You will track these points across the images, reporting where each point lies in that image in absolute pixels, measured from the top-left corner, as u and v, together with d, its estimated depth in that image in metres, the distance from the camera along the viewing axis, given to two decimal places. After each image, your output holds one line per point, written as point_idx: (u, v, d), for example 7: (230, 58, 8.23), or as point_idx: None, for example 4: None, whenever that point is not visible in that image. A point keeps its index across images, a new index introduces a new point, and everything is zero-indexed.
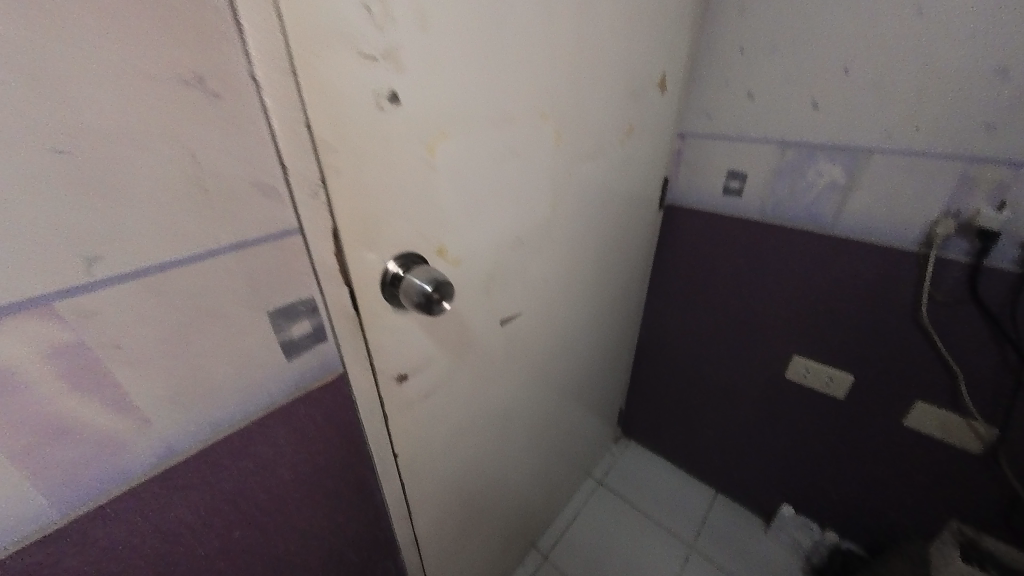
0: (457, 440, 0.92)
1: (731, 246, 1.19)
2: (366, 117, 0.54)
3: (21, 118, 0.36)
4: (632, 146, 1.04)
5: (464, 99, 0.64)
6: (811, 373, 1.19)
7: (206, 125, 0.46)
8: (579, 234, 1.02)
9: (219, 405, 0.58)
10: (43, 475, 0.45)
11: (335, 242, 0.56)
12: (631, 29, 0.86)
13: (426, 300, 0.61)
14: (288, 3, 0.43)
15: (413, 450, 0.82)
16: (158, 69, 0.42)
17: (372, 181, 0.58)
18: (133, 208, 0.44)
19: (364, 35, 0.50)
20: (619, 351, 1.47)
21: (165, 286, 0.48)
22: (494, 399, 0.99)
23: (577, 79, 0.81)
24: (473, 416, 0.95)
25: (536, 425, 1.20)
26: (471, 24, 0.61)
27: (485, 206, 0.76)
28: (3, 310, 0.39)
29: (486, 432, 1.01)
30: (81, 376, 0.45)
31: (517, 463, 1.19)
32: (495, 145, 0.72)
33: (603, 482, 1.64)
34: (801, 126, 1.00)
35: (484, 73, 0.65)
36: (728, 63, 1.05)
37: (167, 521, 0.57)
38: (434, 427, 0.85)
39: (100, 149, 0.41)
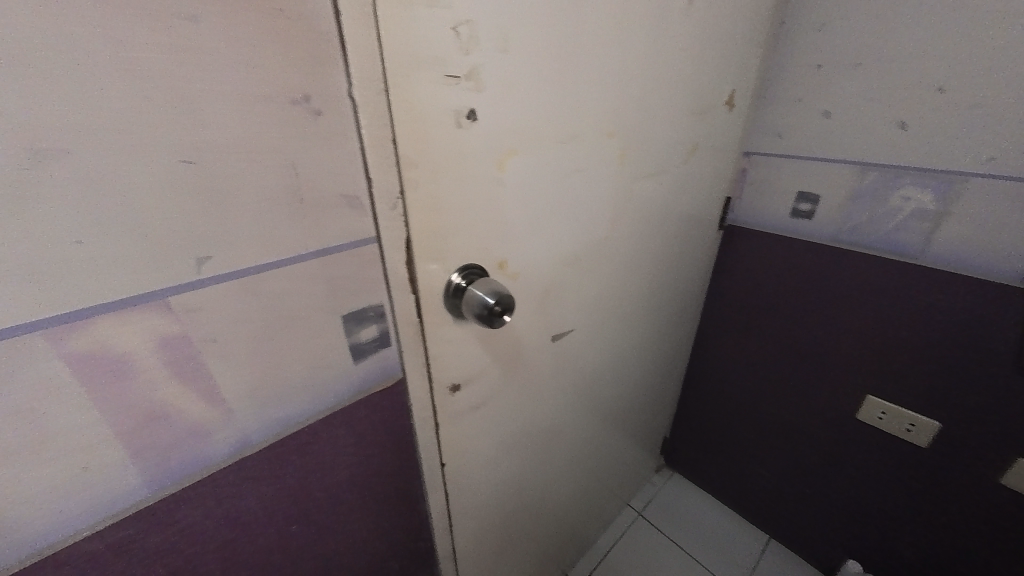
0: (501, 456, 0.91)
1: (800, 272, 1.11)
2: (445, 133, 0.55)
3: (161, 131, 0.41)
4: (696, 165, 1.00)
5: (535, 117, 0.65)
6: (889, 417, 1.07)
7: (307, 139, 0.50)
8: (636, 253, 0.99)
9: (291, 402, 0.61)
10: (142, 455, 0.49)
11: (407, 251, 0.57)
12: (703, 47, 0.84)
13: (487, 313, 0.61)
14: (386, 26, 0.46)
15: (460, 462, 0.81)
16: (273, 89, 0.46)
17: (446, 194, 0.59)
18: (239, 213, 0.48)
19: (450, 55, 0.52)
20: (669, 375, 1.41)
21: (257, 286, 0.52)
22: (540, 416, 0.97)
23: (645, 97, 0.80)
24: (519, 433, 0.93)
25: (579, 447, 1.16)
26: (547, 44, 0.61)
27: (547, 221, 0.75)
28: (126, 301, 0.44)
29: (530, 450, 0.99)
30: (181, 365, 0.49)
31: (557, 485, 1.15)
32: (562, 162, 0.72)
33: (644, 513, 1.56)
34: (889, 149, 0.93)
35: (556, 92, 0.66)
36: (804, 81, 1.00)
37: (237, 509, 0.60)
38: (481, 441, 0.84)
39: (218, 160, 0.45)
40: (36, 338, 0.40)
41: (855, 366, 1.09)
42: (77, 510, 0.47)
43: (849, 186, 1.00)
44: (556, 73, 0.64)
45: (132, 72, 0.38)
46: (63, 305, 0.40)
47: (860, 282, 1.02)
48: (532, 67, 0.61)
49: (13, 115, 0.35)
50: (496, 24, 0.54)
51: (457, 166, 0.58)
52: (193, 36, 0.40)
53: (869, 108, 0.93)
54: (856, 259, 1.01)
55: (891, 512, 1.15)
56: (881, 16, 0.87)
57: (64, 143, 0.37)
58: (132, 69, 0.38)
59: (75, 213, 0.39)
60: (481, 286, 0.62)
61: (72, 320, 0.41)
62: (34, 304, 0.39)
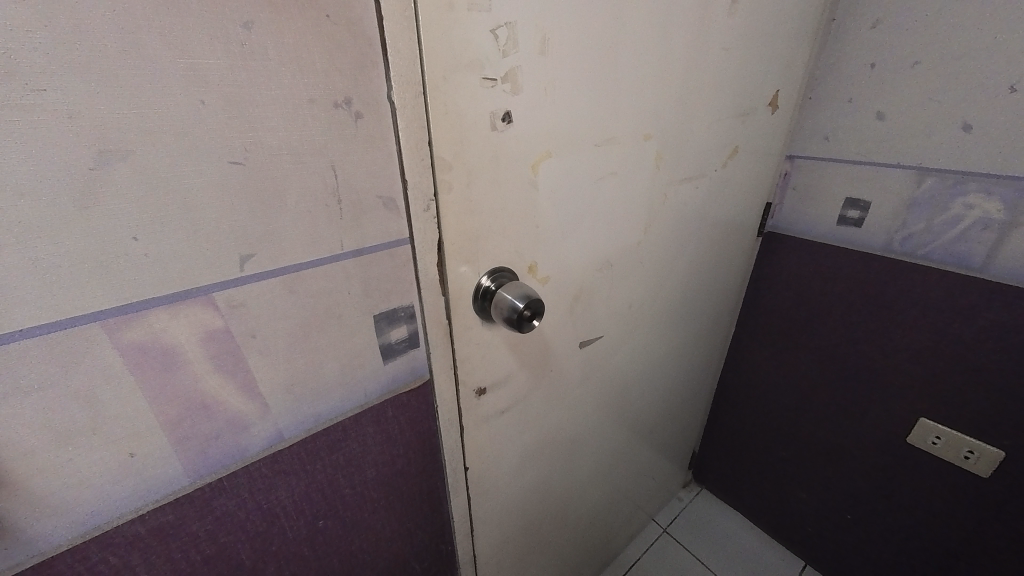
0: (526, 463, 0.90)
1: (847, 284, 1.05)
2: (481, 135, 0.55)
3: (213, 134, 0.43)
4: (735, 169, 0.96)
5: (571, 120, 0.64)
6: (945, 443, 0.99)
7: (347, 142, 0.51)
8: (670, 260, 0.96)
9: (324, 399, 0.62)
10: (184, 443, 0.51)
11: (439, 253, 0.57)
12: (746, 47, 0.81)
13: (517, 317, 0.60)
14: (427, 30, 0.46)
15: (484, 466, 0.81)
16: (317, 93, 0.47)
17: (480, 196, 0.58)
18: (281, 213, 0.49)
19: (488, 57, 0.52)
20: (700, 387, 1.36)
21: (295, 285, 0.53)
22: (566, 423, 0.95)
23: (684, 98, 0.77)
24: (543, 440, 0.92)
25: (605, 457, 1.13)
26: (585, 45, 0.60)
27: (579, 225, 0.74)
28: (175, 296, 0.46)
29: (555, 458, 0.98)
30: (223, 359, 0.51)
31: (581, 495, 1.13)
32: (596, 165, 0.70)
33: (670, 530, 1.51)
34: (952, 153, 0.86)
35: (593, 94, 0.65)
36: (856, 82, 0.94)
37: (270, 501, 0.61)
38: (506, 446, 0.83)
39: (264, 161, 0.46)
40: (95, 328, 0.42)
41: (908, 386, 1.02)
42: (125, 493, 0.50)
43: (905, 193, 0.93)
44: (593, 75, 0.63)
45: (188, 77, 0.40)
46: (119, 298, 0.43)
47: (915, 296, 0.95)
48: (569, 69, 0.60)
49: (81, 119, 0.37)
50: (534, 25, 0.54)
51: (491, 168, 0.58)
52: (246, 42, 0.42)
53: (929, 110, 0.87)
54: (912, 271, 0.94)
55: (945, 546, 1.06)
56: (945, 11, 0.81)
57: (126, 145, 0.39)
58: (189, 74, 0.40)
59: (133, 211, 0.41)
60: (511, 290, 0.61)
61: (127, 312, 0.43)
62: (94, 296, 0.41)
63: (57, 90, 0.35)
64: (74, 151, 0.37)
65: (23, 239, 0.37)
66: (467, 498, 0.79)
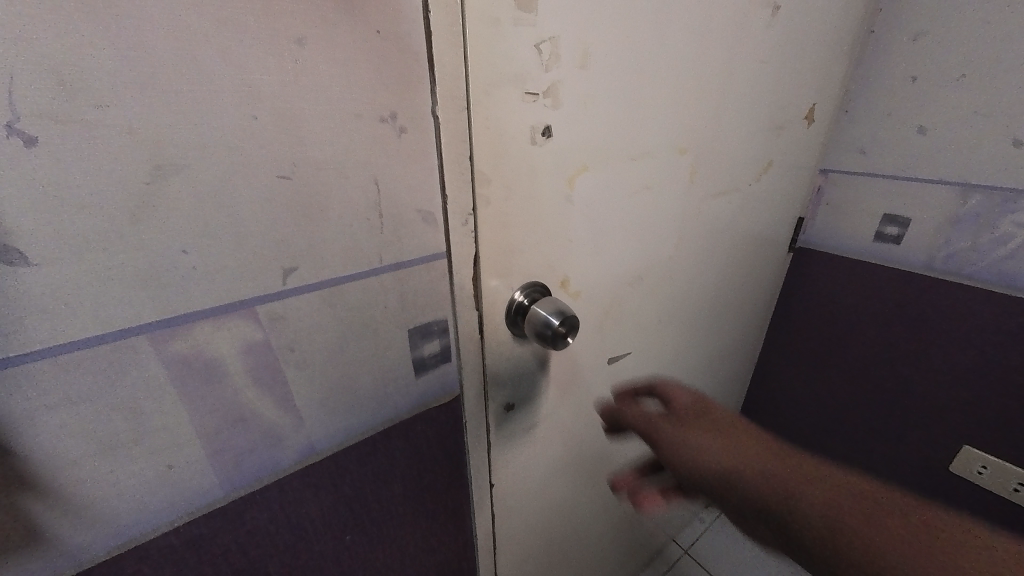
0: (549, 480, 0.87)
1: (889, 304, 0.99)
2: (519, 150, 0.52)
3: (264, 148, 0.43)
4: (772, 183, 0.92)
5: (608, 135, 0.61)
6: (993, 472, 0.94)
7: (390, 155, 0.51)
8: (698, 276, 0.93)
9: (356, 413, 0.61)
10: (221, 455, 0.51)
11: (473, 266, 0.54)
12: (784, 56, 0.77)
13: (552, 333, 0.56)
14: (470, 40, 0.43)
15: (508, 484, 0.78)
16: (364, 108, 0.47)
17: (516, 212, 0.56)
18: (325, 227, 0.49)
19: (529, 70, 0.49)
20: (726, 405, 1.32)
21: (334, 298, 0.53)
22: (590, 440, 0.92)
23: (722, 110, 0.74)
24: (568, 457, 0.89)
25: (628, 474, 1.10)
26: (625, 55, 0.57)
27: (610, 241, 0.71)
28: (221, 309, 0.46)
29: (578, 475, 0.95)
30: (262, 371, 0.51)
31: (604, 513, 1.10)
32: (629, 178, 0.67)
33: (691, 551, 1.45)
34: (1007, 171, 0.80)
35: (631, 109, 0.62)
36: (901, 93, 0.88)
37: (299, 515, 0.61)
38: (531, 463, 0.81)
39: (312, 175, 0.46)
40: (142, 340, 0.42)
41: (956, 413, 0.96)
42: (162, 504, 0.49)
43: (954, 212, 0.87)
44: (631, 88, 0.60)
45: (245, 93, 0.41)
46: (167, 310, 0.43)
47: (963, 320, 0.90)
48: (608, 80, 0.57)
49: (139, 133, 0.37)
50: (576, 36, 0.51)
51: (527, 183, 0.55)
52: (299, 58, 0.42)
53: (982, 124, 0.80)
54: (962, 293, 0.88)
55: None
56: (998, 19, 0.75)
57: (182, 160, 0.39)
58: (242, 90, 0.40)
59: (184, 226, 0.41)
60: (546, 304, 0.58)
61: (173, 325, 0.44)
62: (144, 308, 0.42)
63: (116, 106, 0.36)
64: (132, 166, 0.38)
65: (81, 253, 0.38)
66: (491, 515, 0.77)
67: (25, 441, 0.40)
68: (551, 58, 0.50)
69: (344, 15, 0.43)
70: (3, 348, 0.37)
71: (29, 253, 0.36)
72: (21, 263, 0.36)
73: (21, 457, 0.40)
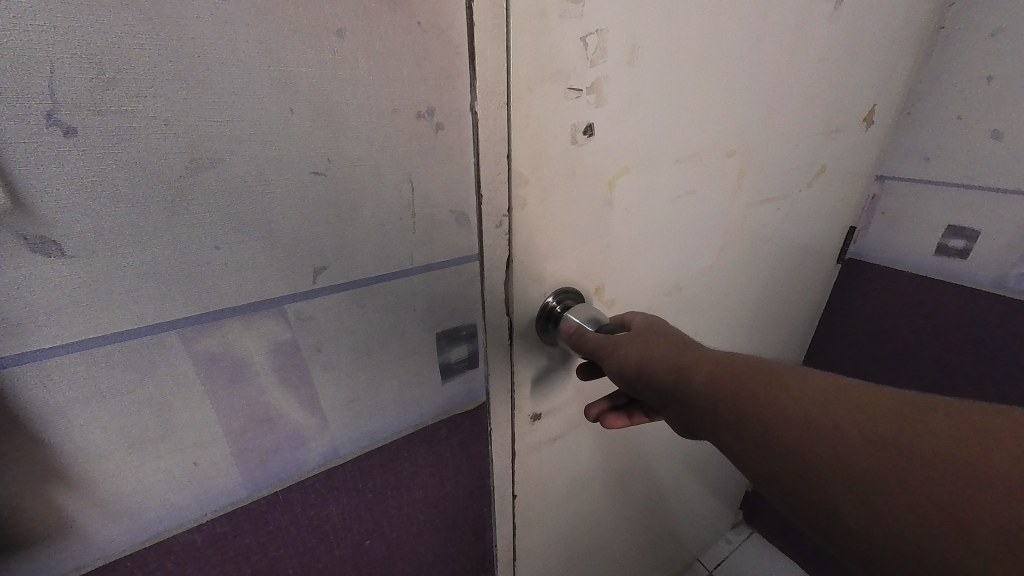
0: (590, 515, 0.77)
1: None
2: (589, 178, 0.42)
3: (299, 142, 0.42)
4: None
5: (696, 164, 0.49)
6: None
7: (426, 153, 0.49)
8: None
9: (380, 416, 0.60)
10: (246, 454, 0.51)
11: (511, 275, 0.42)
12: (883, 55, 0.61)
13: None
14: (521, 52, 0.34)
15: (549, 521, 0.69)
16: (402, 104, 0.45)
17: (577, 254, 0.45)
18: (357, 226, 0.48)
19: (574, 66, 0.36)
20: None
21: (363, 299, 0.51)
22: (637, 469, 0.83)
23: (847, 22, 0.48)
24: (612, 489, 0.79)
25: (673, 506, 0.99)
26: (713, 33, 0.42)
27: (695, 287, 0.59)
28: (249, 307, 0.45)
29: (622, 508, 0.85)
30: (288, 371, 0.49)
31: (646, 549, 0.99)
32: (717, 216, 0.55)
33: None
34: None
35: (720, 138, 0.49)
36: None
37: (320, 517, 0.60)
38: (572, 498, 0.71)
39: (346, 173, 0.45)
40: (172, 336, 0.42)
41: None
42: (186, 501, 0.49)
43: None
44: (726, 108, 0.47)
45: (282, 86, 0.39)
46: (198, 306, 0.42)
47: None
48: (698, 107, 0.45)
49: (176, 126, 0.36)
50: (658, 41, 0.39)
51: None
52: (338, 51, 0.41)
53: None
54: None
55: None
56: None
57: (217, 154, 0.38)
58: (279, 83, 0.39)
59: (216, 221, 0.40)
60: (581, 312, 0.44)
61: (203, 321, 0.43)
62: (174, 304, 0.41)
63: (154, 97, 0.35)
64: (168, 160, 0.37)
65: (116, 246, 0.37)
66: (526, 552, 0.68)
67: (57, 433, 0.40)
68: (620, 29, 0.37)
69: (384, 6, 0.41)
70: (36, 340, 0.37)
71: (67, 246, 0.35)
72: (56, 255, 0.35)
73: (53, 450, 0.40)
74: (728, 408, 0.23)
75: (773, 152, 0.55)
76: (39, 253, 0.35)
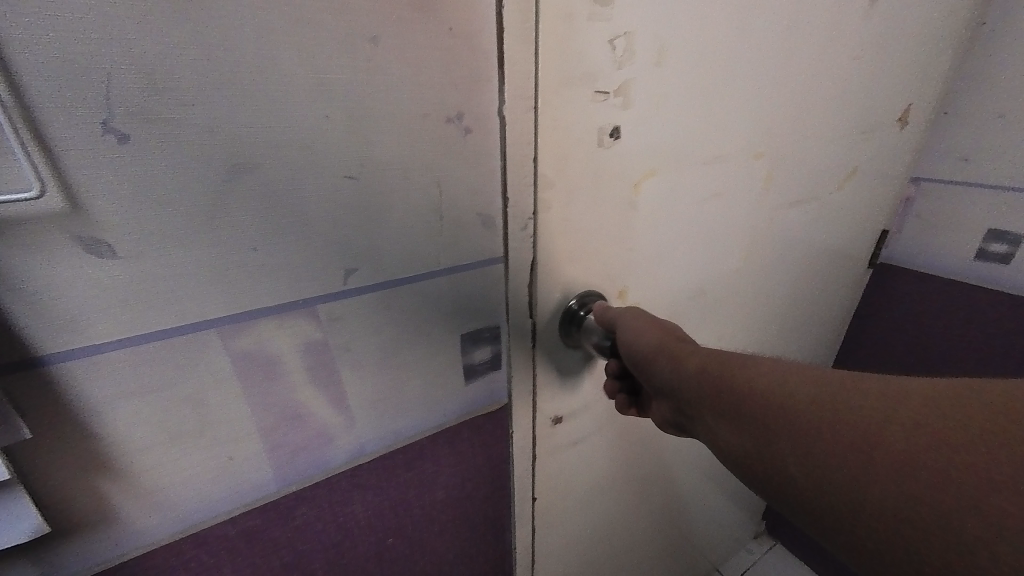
0: (611, 520, 0.77)
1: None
2: (619, 181, 0.42)
3: (333, 147, 0.43)
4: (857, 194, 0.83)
5: (726, 166, 0.49)
6: None
7: (455, 157, 0.49)
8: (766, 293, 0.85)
9: (405, 416, 0.60)
10: (276, 450, 0.52)
11: (533, 276, 0.42)
12: (922, 51, 0.59)
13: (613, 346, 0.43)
14: (550, 54, 0.33)
15: (569, 525, 0.68)
16: (431, 108, 0.46)
17: (600, 257, 0.45)
18: (386, 229, 0.48)
19: (603, 68, 0.36)
20: None
21: (391, 300, 0.52)
22: (659, 475, 0.82)
23: None
24: (633, 495, 0.78)
25: (694, 514, 0.97)
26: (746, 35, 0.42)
27: (722, 291, 0.58)
28: (283, 307, 0.46)
29: (643, 514, 0.84)
30: (318, 370, 0.51)
31: (666, 557, 0.98)
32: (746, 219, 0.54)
33: None
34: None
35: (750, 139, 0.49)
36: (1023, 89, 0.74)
37: (345, 515, 0.61)
38: (593, 503, 0.70)
39: (377, 176, 0.46)
40: (210, 334, 0.43)
41: None
42: (221, 494, 0.51)
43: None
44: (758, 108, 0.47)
45: (318, 92, 0.40)
46: (235, 306, 0.44)
47: None
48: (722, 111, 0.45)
49: (218, 133, 0.38)
50: (685, 45, 0.39)
51: None
52: (371, 57, 0.41)
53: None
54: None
55: None
56: None
57: (257, 159, 0.40)
58: (316, 89, 0.40)
59: (253, 224, 0.42)
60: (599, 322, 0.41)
61: (240, 321, 0.44)
62: (213, 304, 0.43)
63: (200, 105, 0.36)
64: (212, 165, 0.38)
65: (161, 249, 0.39)
66: (546, 556, 0.68)
67: (103, 426, 0.41)
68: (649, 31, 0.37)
69: (417, 12, 0.42)
70: (88, 337, 0.38)
71: (117, 247, 0.37)
72: (107, 257, 0.37)
73: (99, 442, 0.42)
74: (715, 390, 0.33)
75: (801, 152, 0.54)
76: (93, 255, 0.37)
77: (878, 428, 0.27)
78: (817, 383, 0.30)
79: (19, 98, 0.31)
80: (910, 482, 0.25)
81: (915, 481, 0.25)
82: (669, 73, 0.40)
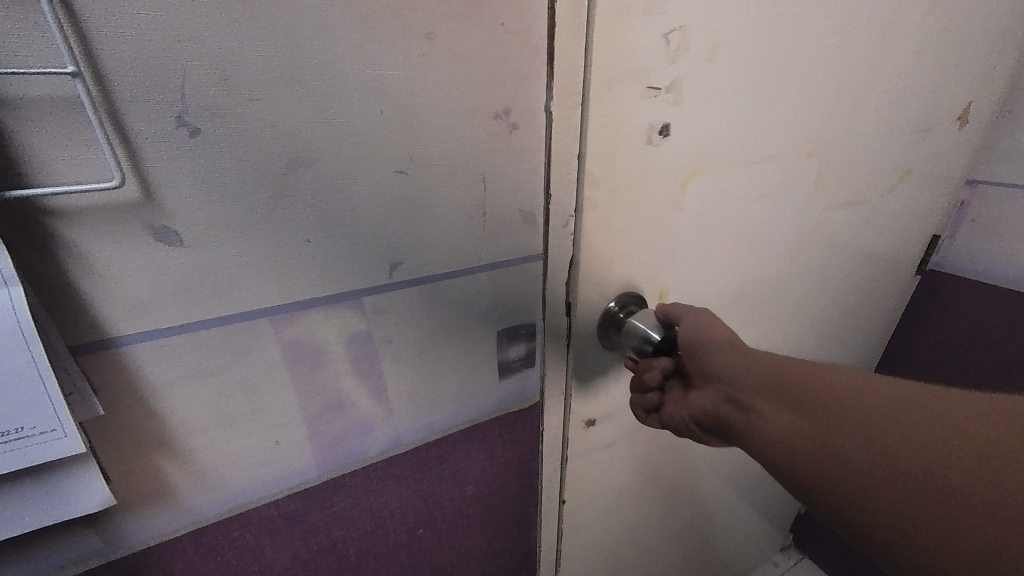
0: (639, 524, 0.76)
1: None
2: (657, 175, 0.41)
3: (385, 142, 0.43)
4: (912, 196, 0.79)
5: (774, 166, 0.47)
6: None
7: (500, 154, 0.49)
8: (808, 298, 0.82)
9: (440, 410, 0.61)
10: (319, 437, 0.53)
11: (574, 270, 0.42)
12: (990, 46, 0.56)
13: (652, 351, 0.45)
14: (604, 48, 0.33)
15: (597, 527, 0.68)
16: (480, 104, 0.46)
17: (642, 255, 0.44)
18: (431, 224, 0.49)
19: (653, 64, 0.36)
20: None
21: (433, 295, 0.53)
22: (689, 481, 0.80)
23: None
24: (662, 500, 0.77)
25: (722, 523, 0.95)
26: (803, 32, 0.41)
27: (765, 289, 0.56)
28: (331, 299, 0.47)
29: (671, 520, 0.82)
30: (361, 360, 0.52)
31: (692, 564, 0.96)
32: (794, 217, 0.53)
33: None
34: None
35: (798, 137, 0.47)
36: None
37: (379, 504, 0.62)
38: (623, 506, 0.69)
39: (425, 171, 0.46)
40: (264, 322, 0.45)
41: None
42: (267, 477, 0.52)
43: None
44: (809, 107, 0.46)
45: (373, 88, 0.41)
46: (288, 296, 0.45)
47: None
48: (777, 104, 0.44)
49: (280, 127, 0.39)
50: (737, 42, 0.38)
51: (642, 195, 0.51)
52: (426, 53, 0.42)
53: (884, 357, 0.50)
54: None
55: None
56: None
57: (315, 153, 0.41)
58: (372, 85, 0.41)
59: (307, 217, 0.43)
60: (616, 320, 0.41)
61: (292, 310, 0.46)
62: (268, 293, 0.44)
63: (265, 100, 0.38)
64: (273, 158, 0.40)
65: (223, 238, 0.40)
66: (573, 557, 0.68)
67: (165, 406, 0.43)
68: (704, 27, 0.36)
69: (471, 8, 0.42)
70: (154, 321, 0.40)
71: (184, 235, 0.39)
72: (175, 244, 0.39)
73: (160, 421, 0.44)
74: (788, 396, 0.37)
75: (858, 151, 0.52)
76: (162, 241, 0.38)
77: (922, 442, 0.32)
78: (900, 409, 0.33)
79: (104, 91, 0.33)
80: (922, 485, 0.31)
81: (921, 494, 0.31)
82: (718, 73, 0.39)
